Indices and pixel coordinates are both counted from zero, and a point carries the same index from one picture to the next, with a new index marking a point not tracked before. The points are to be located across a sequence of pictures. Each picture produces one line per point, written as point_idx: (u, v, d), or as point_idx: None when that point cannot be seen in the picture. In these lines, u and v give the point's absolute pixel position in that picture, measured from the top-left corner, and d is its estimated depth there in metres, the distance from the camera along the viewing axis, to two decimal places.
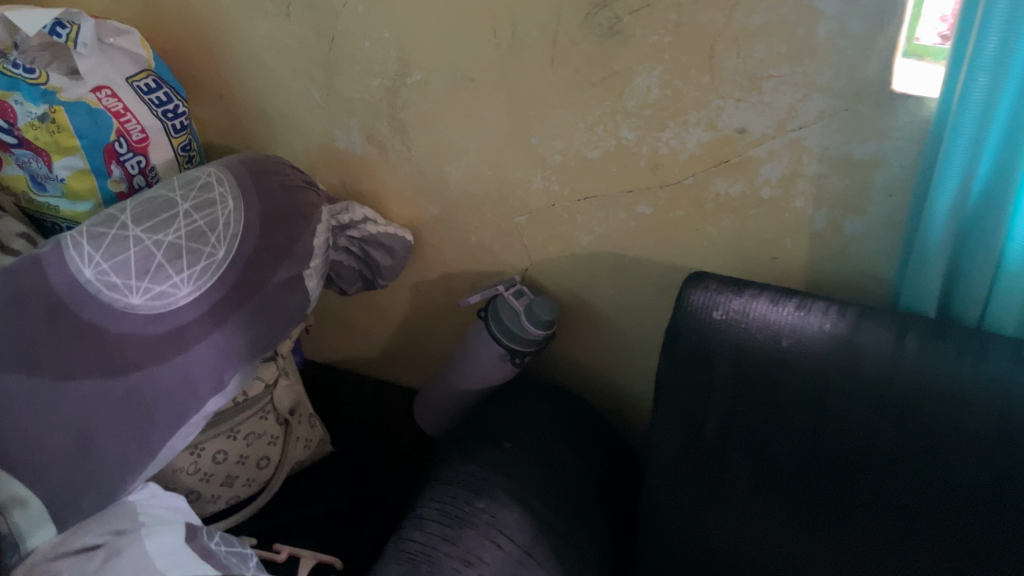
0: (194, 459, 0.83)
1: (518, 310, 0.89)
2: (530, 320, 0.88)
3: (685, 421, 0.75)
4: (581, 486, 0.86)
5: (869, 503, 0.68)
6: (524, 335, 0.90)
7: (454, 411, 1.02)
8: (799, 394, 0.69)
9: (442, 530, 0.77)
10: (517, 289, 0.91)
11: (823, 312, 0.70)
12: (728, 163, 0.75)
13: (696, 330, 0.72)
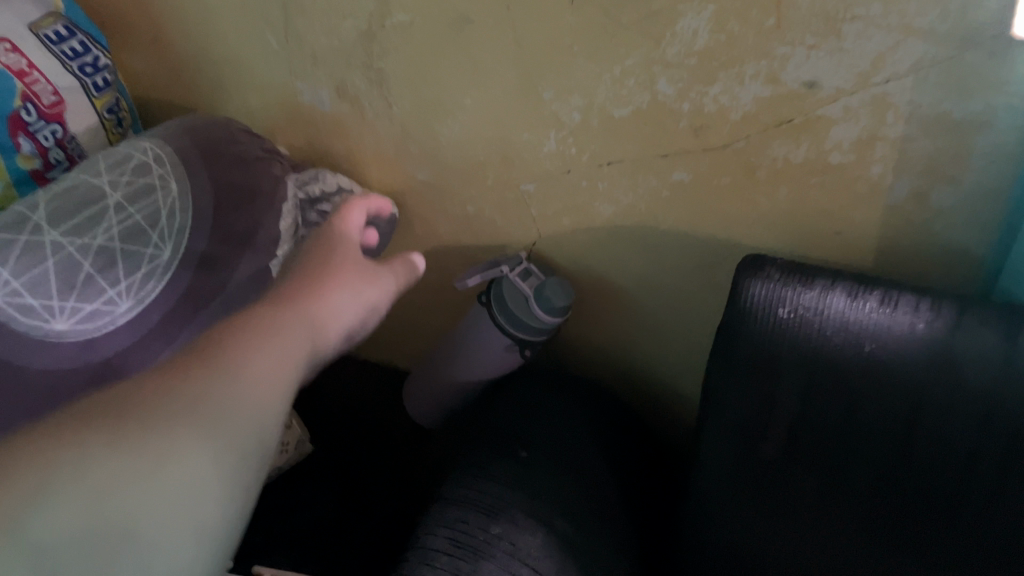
0: None
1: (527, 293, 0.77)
2: (540, 306, 0.76)
3: (742, 435, 0.64)
4: (609, 496, 0.75)
5: (964, 537, 0.58)
6: (536, 321, 0.77)
7: (453, 396, 0.91)
8: (885, 411, 0.57)
9: (454, 565, 0.66)
10: (524, 268, 0.78)
11: (915, 308, 0.57)
12: (791, 123, 0.60)
13: (758, 333, 0.60)
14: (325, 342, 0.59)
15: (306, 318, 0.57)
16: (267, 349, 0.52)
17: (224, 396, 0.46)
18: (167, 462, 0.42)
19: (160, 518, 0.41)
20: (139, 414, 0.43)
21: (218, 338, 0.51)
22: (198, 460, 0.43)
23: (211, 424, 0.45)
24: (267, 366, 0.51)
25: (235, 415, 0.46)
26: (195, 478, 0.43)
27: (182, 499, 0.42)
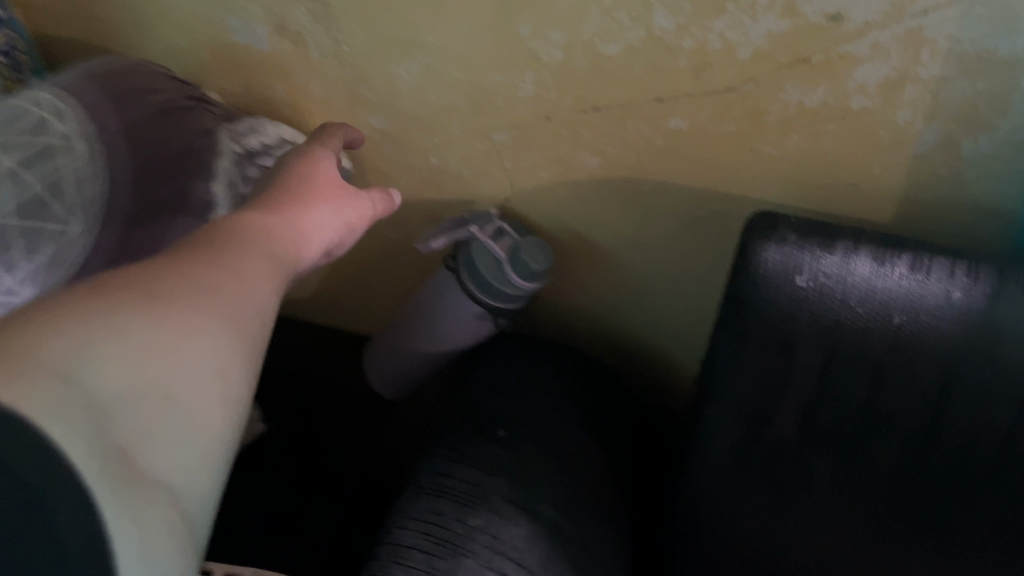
0: None
1: (501, 257, 0.68)
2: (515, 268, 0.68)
3: (749, 413, 0.57)
4: (597, 475, 0.69)
5: (993, 519, 0.54)
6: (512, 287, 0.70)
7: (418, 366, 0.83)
8: (915, 388, 0.52)
9: (430, 563, 0.60)
10: (493, 226, 0.69)
11: (950, 274, 0.50)
12: (808, 63, 0.52)
13: (772, 306, 0.53)
14: (324, 241, 0.56)
15: (305, 216, 0.55)
16: (272, 243, 0.49)
17: (242, 280, 0.44)
18: (204, 331, 0.39)
19: (199, 388, 0.38)
20: (166, 283, 0.40)
21: (220, 228, 0.48)
22: (232, 332, 0.41)
23: (238, 303, 0.42)
24: (274, 258, 0.48)
25: (254, 298, 0.44)
26: (229, 353, 0.40)
27: (217, 370, 0.39)
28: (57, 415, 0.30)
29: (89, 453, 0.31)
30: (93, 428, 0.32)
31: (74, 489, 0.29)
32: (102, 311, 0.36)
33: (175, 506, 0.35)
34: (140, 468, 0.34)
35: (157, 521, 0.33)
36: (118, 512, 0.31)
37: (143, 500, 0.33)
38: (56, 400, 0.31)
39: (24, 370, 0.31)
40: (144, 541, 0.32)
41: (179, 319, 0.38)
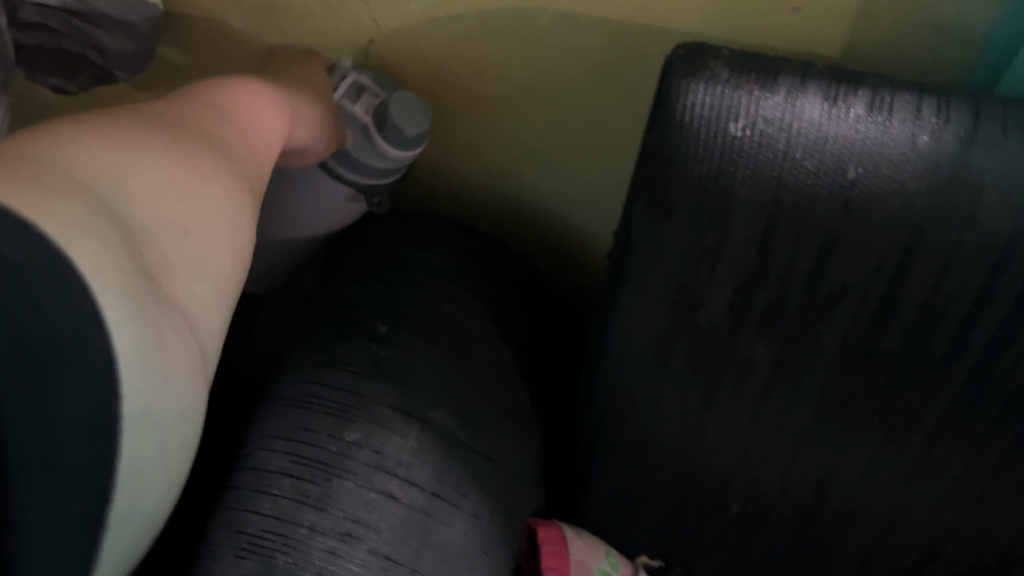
0: None
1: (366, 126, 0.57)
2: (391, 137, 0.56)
3: (672, 296, 0.47)
4: (499, 370, 0.60)
5: (945, 401, 0.47)
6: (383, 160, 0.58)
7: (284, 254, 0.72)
8: (870, 257, 0.43)
9: (298, 490, 0.50)
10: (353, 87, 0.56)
11: (915, 115, 0.41)
12: None
13: (700, 161, 0.42)
14: (288, 132, 0.47)
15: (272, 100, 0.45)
16: (246, 137, 0.40)
17: (229, 154, 0.36)
18: (211, 184, 0.33)
19: (212, 240, 0.32)
20: (166, 133, 0.33)
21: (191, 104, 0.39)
22: (232, 195, 0.34)
23: (234, 170, 0.36)
24: (248, 150, 0.39)
25: (242, 176, 0.36)
26: (234, 219, 0.34)
27: (230, 228, 0.34)
28: (91, 245, 0.25)
29: (119, 287, 0.26)
30: (130, 245, 0.27)
31: (92, 341, 0.25)
32: (111, 147, 0.30)
33: (199, 351, 0.31)
34: (173, 305, 0.30)
35: (179, 371, 0.29)
36: (137, 371, 0.27)
37: (167, 354, 0.28)
38: (84, 218, 0.26)
39: (63, 181, 0.26)
40: (163, 392, 0.28)
41: (190, 165, 0.33)
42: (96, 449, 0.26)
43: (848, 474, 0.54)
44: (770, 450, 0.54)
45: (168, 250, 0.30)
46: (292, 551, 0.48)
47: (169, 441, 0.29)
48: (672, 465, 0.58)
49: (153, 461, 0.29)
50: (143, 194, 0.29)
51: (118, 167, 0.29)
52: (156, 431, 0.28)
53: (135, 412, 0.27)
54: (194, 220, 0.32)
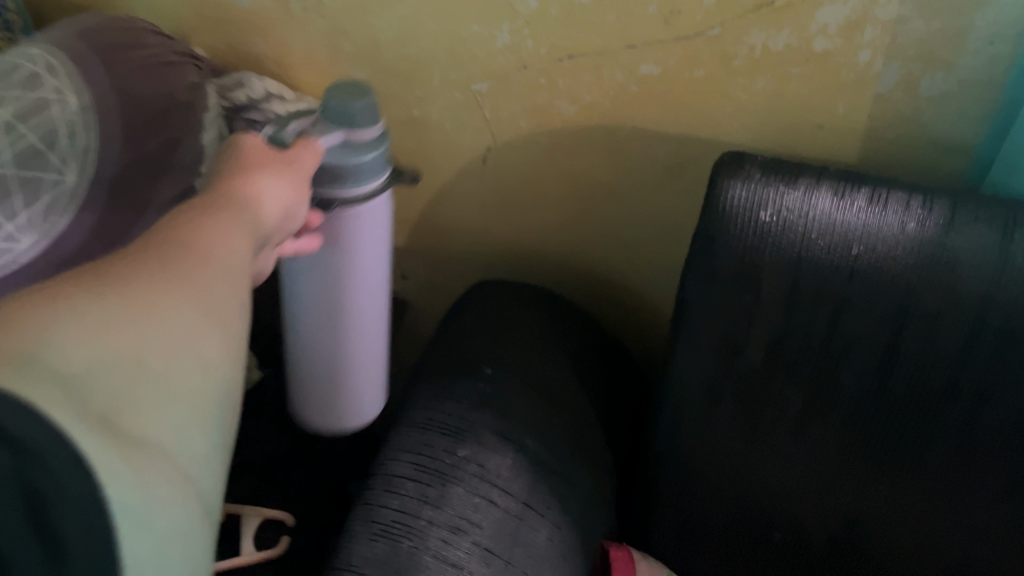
0: None
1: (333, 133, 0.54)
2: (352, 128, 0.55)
3: (720, 347, 0.60)
4: (581, 413, 0.73)
5: (946, 440, 0.58)
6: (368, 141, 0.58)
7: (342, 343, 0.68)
8: (873, 317, 0.55)
9: (419, 491, 0.63)
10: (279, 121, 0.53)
11: (905, 207, 0.53)
12: (771, 6, 0.55)
13: (739, 240, 0.55)
14: (284, 202, 0.46)
15: (243, 198, 0.42)
16: (208, 241, 0.37)
17: (183, 281, 0.34)
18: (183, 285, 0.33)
19: (175, 356, 0.31)
20: (142, 251, 0.34)
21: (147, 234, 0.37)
22: (219, 284, 0.35)
23: (222, 261, 0.36)
24: (234, 236, 0.38)
25: (235, 249, 0.37)
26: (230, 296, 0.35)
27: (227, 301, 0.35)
28: (38, 386, 0.26)
29: (72, 410, 0.26)
30: (70, 396, 0.26)
31: (59, 447, 0.25)
32: (80, 282, 0.31)
33: (179, 478, 0.29)
34: (129, 443, 0.28)
35: (158, 489, 0.28)
36: (122, 466, 0.26)
37: (139, 462, 0.27)
38: (29, 368, 0.26)
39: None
40: (155, 488, 0.28)
41: (160, 274, 0.33)
42: (92, 529, 0.25)
43: (871, 511, 0.64)
44: (803, 488, 0.65)
45: (120, 386, 0.28)
46: (415, 538, 0.60)
47: (176, 540, 0.28)
48: (723, 501, 0.68)
49: (162, 553, 0.27)
50: (92, 337, 0.29)
51: (70, 315, 0.29)
52: (151, 529, 0.27)
53: (127, 515, 0.26)
54: (155, 342, 0.31)
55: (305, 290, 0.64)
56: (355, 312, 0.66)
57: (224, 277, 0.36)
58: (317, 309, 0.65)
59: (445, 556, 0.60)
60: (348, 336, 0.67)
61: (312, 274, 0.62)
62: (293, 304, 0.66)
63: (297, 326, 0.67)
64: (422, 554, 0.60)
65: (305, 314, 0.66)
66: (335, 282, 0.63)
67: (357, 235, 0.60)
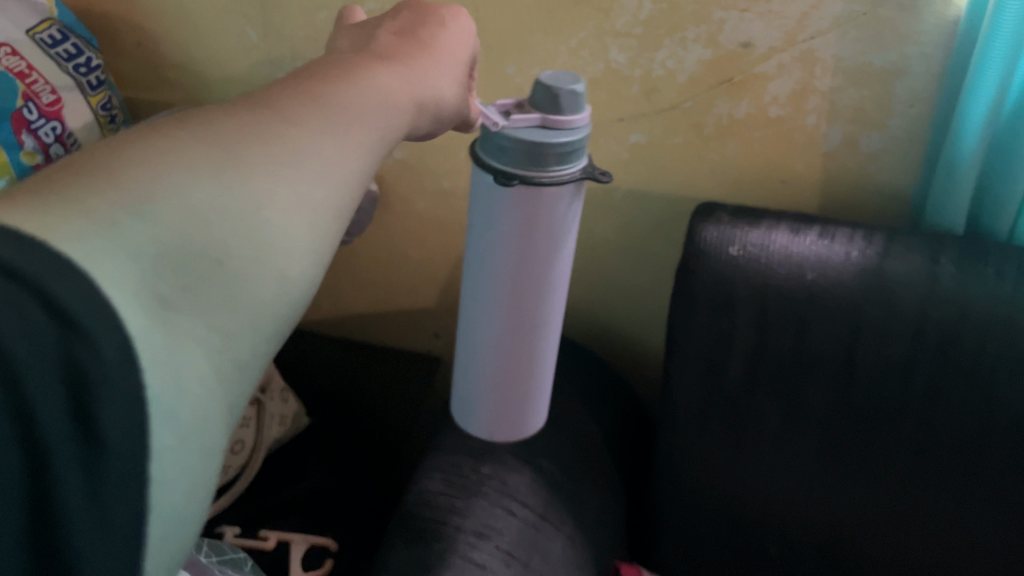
0: None
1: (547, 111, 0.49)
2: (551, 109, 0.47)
3: (705, 369, 0.69)
4: (593, 441, 0.82)
5: (909, 446, 0.65)
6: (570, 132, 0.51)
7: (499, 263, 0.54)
8: (831, 333, 0.64)
9: (449, 502, 0.72)
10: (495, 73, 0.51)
11: (849, 239, 0.65)
12: (731, 82, 0.67)
13: (712, 273, 0.66)
14: (444, 94, 0.41)
15: (412, 69, 0.40)
16: (360, 113, 0.34)
17: (321, 145, 0.31)
18: (310, 155, 0.31)
19: (267, 244, 0.28)
20: (283, 106, 0.32)
21: (306, 84, 0.34)
22: (338, 172, 0.31)
23: (355, 146, 0.33)
24: (377, 118, 0.35)
25: (375, 130, 0.34)
26: (349, 184, 0.32)
27: (348, 186, 0.32)
28: (114, 253, 0.24)
29: (135, 289, 0.24)
30: (134, 272, 0.24)
31: (111, 330, 0.22)
32: (192, 131, 0.29)
33: (218, 384, 0.26)
34: (178, 339, 0.25)
35: (190, 391, 0.25)
36: (166, 360, 0.24)
37: (186, 367, 0.25)
38: (113, 230, 0.24)
39: (88, 203, 0.24)
40: (190, 405, 0.25)
41: (289, 139, 0.30)
42: (129, 428, 0.22)
43: (853, 519, 0.70)
44: (790, 500, 0.72)
45: (191, 277, 0.26)
46: (443, 540, 0.68)
47: (202, 458, 0.25)
48: (722, 517, 0.76)
49: (191, 467, 0.24)
50: (181, 206, 0.26)
51: (160, 171, 0.26)
52: (179, 440, 0.24)
53: (158, 408, 0.23)
54: (247, 226, 0.27)
55: (492, 286, 0.56)
56: (542, 305, 0.57)
57: (354, 165, 0.33)
58: (505, 300, 0.56)
59: (470, 555, 0.67)
60: (531, 341, 0.59)
61: (511, 262, 0.53)
62: (473, 294, 0.58)
63: (472, 327, 0.60)
64: (450, 552, 0.67)
65: (488, 314, 0.58)
66: (527, 281, 0.54)
67: (567, 225, 0.52)
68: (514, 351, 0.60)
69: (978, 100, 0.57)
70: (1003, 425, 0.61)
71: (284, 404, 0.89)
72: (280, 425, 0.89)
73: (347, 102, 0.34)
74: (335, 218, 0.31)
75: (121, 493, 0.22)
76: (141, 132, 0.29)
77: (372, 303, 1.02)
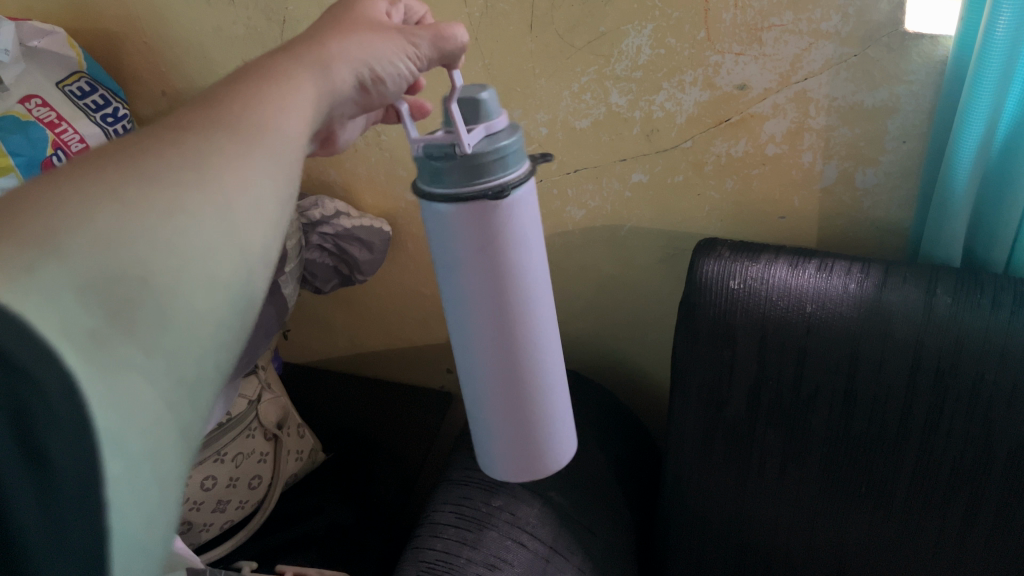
0: (215, 475, 0.80)
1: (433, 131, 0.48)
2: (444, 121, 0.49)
3: (707, 399, 0.72)
4: (603, 473, 0.83)
5: (911, 475, 0.66)
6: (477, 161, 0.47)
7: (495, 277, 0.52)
8: (829, 363, 0.66)
9: (460, 534, 0.72)
10: (453, 34, 0.49)
11: (847, 271, 0.66)
12: (727, 122, 0.69)
13: (715, 304, 0.69)
14: (364, 71, 0.45)
15: (316, 67, 0.42)
16: (274, 102, 0.38)
17: (240, 135, 0.35)
18: (223, 172, 0.33)
19: (189, 263, 0.31)
20: (190, 119, 0.35)
21: (219, 89, 0.38)
22: (264, 157, 0.36)
23: (265, 128, 0.37)
24: (290, 99, 0.39)
25: (288, 115, 0.38)
26: (259, 195, 0.35)
27: (258, 196, 0.35)
28: (37, 297, 0.26)
29: (66, 332, 0.26)
30: (65, 311, 0.26)
31: (50, 369, 0.25)
32: (116, 164, 0.31)
33: (161, 403, 0.29)
34: (117, 364, 0.27)
35: (136, 418, 0.27)
36: (103, 391, 0.27)
37: (118, 391, 0.27)
38: (33, 276, 0.26)
39: (9, 255, 0.26)
40: (126, 422, 0.27)
41: (201, 159, 0.33)
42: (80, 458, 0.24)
43: (859, 548, 0.71)
44: (794, 528, 0.73)
45: (120, 302, 0.28)
46: (456, 568, 0.69)
47: (152, 477, 0.28)
48: (732, 547, 0.77)
49: (141, 490, 0.27)
50: (107, 241, 0.28)
51: (83, 210, 0.28)
52: (124, 459, 0.27)
53: (109, 436, 0.26)
54: (170, 251, 0.30)
55: (478, 340, 0.55)
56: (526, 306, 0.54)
57: (280, 136, 0.37)
58: (492, 312, 0.54)
59: None
60: (533, 371, 0.58)
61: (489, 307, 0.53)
62: (458, 322, 0.55)
63: (468, 368, 0.58)
64: None
65: (490, 367, 0.57)
66: (503, 283, 0.52)
67: (522, 248, 0.52)
68: (518, 387, 0.58)
69: (971, 124, 0.58)
70: (1004, 453, 0.61)
71: (301, 440, 0.91)
72: (297, 460, 0.91)
73: (263, 94, 0.38)
74: (250, 223, 0.34)
75: (75, 508, 0.24)
76: (65, 167, 0.30)
77: (386, 340, 1.04)
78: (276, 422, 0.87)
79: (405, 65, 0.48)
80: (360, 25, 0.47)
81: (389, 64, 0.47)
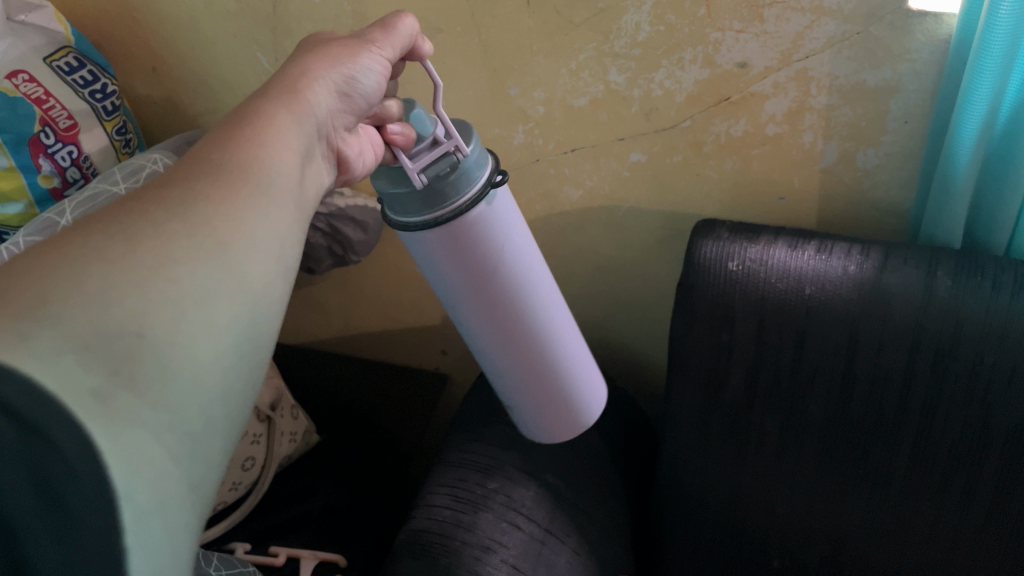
0: None
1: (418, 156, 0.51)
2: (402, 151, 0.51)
3: (705, 381, 0.72)
4: (598, 454, 0.83)
5: (909, 459, 0.66)
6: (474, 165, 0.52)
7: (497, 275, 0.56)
8: (829, 344, 0.65)
9: (455, 516, 0.71)
10: (402, 23, 0.50)
11: (847, 253, 0.65)
12: (728, 101, 0.68)
13: (713, 286, 0.68)
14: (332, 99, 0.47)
15: (289, 105, 0.44)
16: (245, 148, 0.40)
17: (217, 190, 0.37)
18: (209, 229, 0.35)
19: (184, 314, 0.32)
20: (175, 180, 0.37)
21: (198, 148, 0.40)
22: (247, 204, 0.38)
23: (241, 175, 0.39)
24: (262, 142, 0.41)
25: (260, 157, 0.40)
26: (252, 241, 0.37)
27: (249, 242, 0.37)
28: (37, 359, 0.27)
29: (72, 389, 0.27)
30: (66, 372, 0.28)
31: (61, 424, 0.26)
32: (106, 234, 0.33)
33: (167, 454, 0.30)
34: (124, 419, 0.28)
35: (147, 471, 0.28)
36: (116, 448, 0.27)
37: (127, 438, 0.28)
38: (29, 340, 0.27)
39: (4, 325, 0.27)
40: (136, 467, 0.28)
41: (184, 217, 0.35)
42: (93, 507, 0.25)
43: (855, 530, 0.71)
44: (788, 509, 0.73)
45: (118, 360, 0.29)
46: (451, 552, 0.68)
47: (163, 530, 0.28)
48: (727, 527, 0.77)
49: (151, 544, 0.27)
50: (107, 307, 0.30)
51: (81, 282, 0.30)
52: (137, 513, 0.27)
53: (125, 492, 0.27)
54: (165, 306, 0.32)
55: (485, 347, 0.63)
56: (524, 317, 0.60)
57: (256, 178, 0.39)
58: (493, 323, 0.60)
59: (479, 569, 0.67)
60: (550, 362, 0.64)
61: (477, 312, 0.59)
62: (466, 328, 0.62)
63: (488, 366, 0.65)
64: (460, 568, 0.67)
65: (504, 366, 0.64)
66: (495, 301, 0.58)
67: (510, 263, 0.57)
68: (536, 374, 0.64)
69: (974, 105, 0.57)
70: (1004, 434, 0.61)
71: (294, 422, 0.90)
72: (290, 442, 0.90)
73: (236, 146, 0.40)
74: (248, 262, 0.36)
75: (95, 564, 0.24)
76: (62, 241, 0.32)
77: (381, 320, 1.03)
78: (270, 404, 0.86)
79: (376, 77, 0.49)
80: (324, 47, 0.48)
81: (361, 78, 0.48)
